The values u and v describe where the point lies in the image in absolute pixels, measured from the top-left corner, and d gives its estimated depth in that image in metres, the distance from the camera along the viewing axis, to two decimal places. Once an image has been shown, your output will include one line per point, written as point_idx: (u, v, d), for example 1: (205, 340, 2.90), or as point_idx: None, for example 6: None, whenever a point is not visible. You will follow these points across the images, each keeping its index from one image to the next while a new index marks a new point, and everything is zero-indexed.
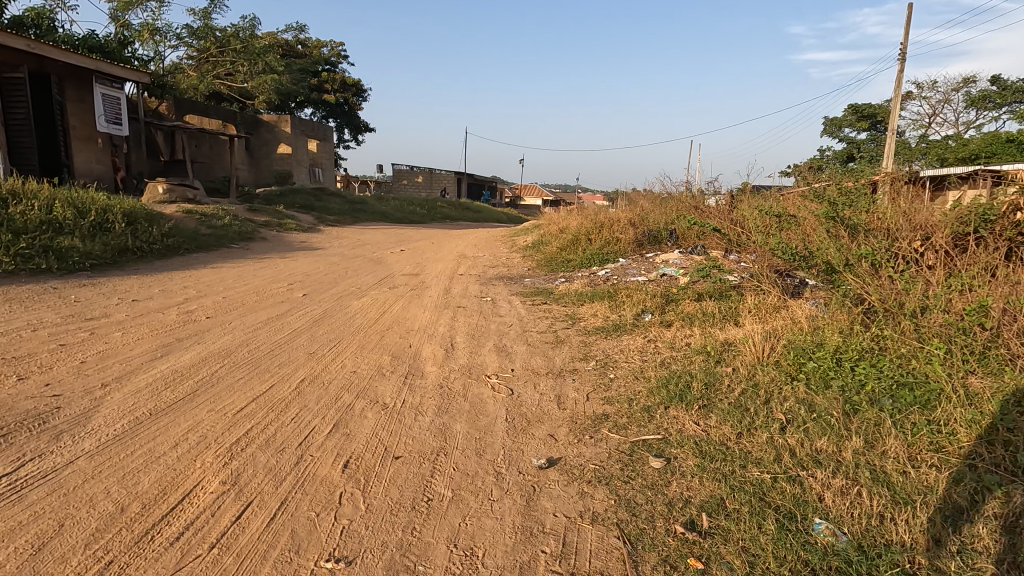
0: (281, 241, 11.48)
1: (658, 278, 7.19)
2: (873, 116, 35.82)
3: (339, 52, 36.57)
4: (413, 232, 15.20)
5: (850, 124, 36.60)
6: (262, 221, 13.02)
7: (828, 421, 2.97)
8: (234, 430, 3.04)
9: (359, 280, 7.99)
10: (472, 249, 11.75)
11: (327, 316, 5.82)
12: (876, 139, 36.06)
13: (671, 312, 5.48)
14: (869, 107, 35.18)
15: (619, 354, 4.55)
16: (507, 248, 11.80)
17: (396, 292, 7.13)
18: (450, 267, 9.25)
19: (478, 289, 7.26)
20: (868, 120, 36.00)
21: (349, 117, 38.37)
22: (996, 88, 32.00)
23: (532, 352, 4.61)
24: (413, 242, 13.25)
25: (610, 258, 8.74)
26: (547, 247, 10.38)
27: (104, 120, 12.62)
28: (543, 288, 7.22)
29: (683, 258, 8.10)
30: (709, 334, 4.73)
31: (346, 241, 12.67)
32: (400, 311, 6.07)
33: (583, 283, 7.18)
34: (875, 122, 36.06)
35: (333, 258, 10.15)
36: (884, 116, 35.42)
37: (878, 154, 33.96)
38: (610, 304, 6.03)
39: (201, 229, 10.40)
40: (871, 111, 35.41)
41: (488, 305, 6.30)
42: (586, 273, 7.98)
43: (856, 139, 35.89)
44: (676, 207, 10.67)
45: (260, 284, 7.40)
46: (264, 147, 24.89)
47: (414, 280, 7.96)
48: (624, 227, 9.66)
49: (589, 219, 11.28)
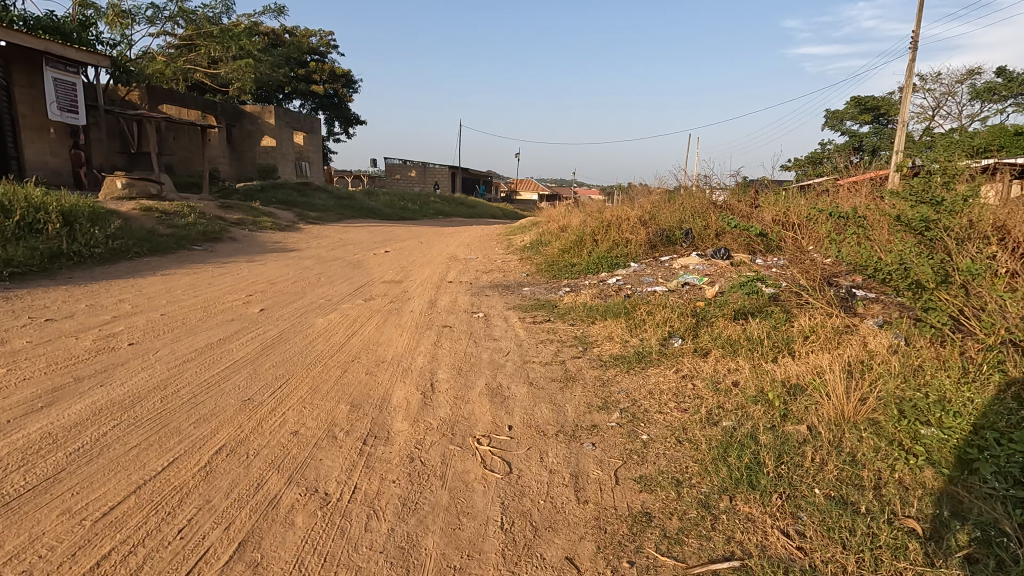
0: (251, 242, 10.36)
1: (679, 289, 6.13)
2: (877, 108, 34.75)
3: (327, 42, 35.20)
4: (401, 231, 14.08)
5: (851, 117, 35.59)
6: (234, 219, 11.89)
7: (998, 543, 1.93)
8: (81, 559, 1.97)
9: (331, 290, 6.90)
10: (463, 250, 10.66)
11: (281, 340, 4.75)
12: (879, 132, 35.05)
13: (706, 336, 4.43)
14: (873, 99, 34.07)
15: (649, 400, 3.49)
16: (502, 249, 10.70)
17: (372, 305, 6.07)
18: (438, 272, 8.17)
19: (468, 302, 6.19)
20: (870, 113, 34.99)
21: (338, 109, 37.04)
22: (1002, 80, 31.01)
23: (535, 396, 3.56)
24: (399, 242, 12.13)
25: (619, 262, 7.68)
26: (547, 249, 9.30)
27: (57, 107, 11.43)
28: (545, 300, 6.17)
29: (705, 263, 7.04)
30: (762, 372, 3.68)
31: (325, 241, 11.54)
32: (372, 332, 5.01)
33: (591, 295, 6.12)
34: (878, 115, 34.99)
35: (307, 261, 9.05)
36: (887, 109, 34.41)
37: (883, 147, 32.93)
38: (628, 324, 4.97)
39: (160, 229, 9.29)
40: (874, 104, 34.39)
41: (479, 325, 5.23)
42: (593, 280, 6.91)
43: (860, 133, 34.83)
44: (689, 204, 9.60)
45: (214, 296, 6.33)
46: (247, 140, 23.77)
47: (396, 290, 6.90)
48: (633, 226, 8.59)
49: (592, 218, 10.19)
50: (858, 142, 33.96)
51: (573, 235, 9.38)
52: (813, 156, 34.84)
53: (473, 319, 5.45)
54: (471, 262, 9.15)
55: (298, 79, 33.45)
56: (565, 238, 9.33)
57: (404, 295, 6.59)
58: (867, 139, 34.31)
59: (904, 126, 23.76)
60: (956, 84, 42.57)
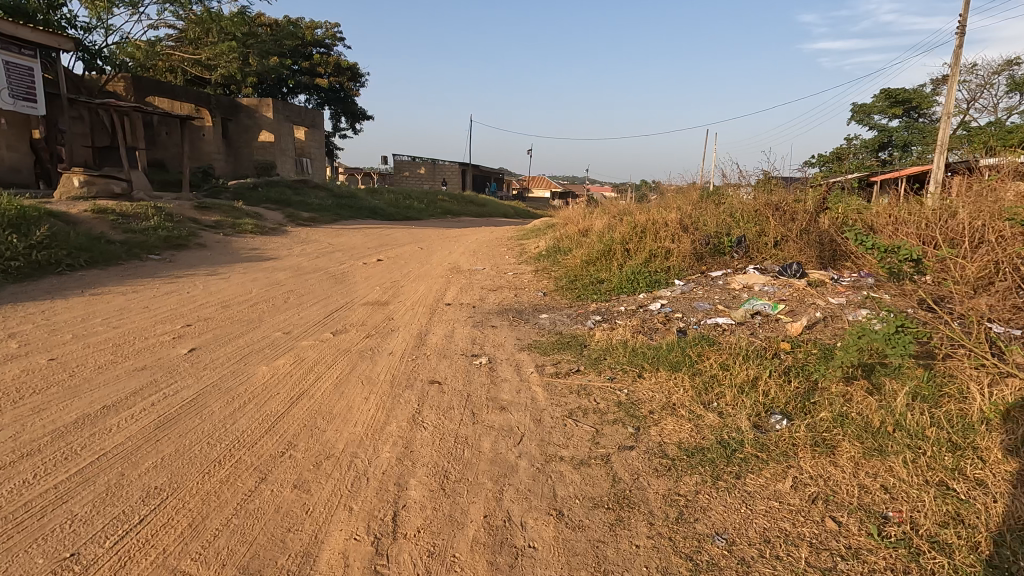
0: (223, 248, 8.97)
1: (750, 322, 4.59)
2: (909, 101, 32.56)
3: (333, 34, 33.88)
4: (401, 234, 12.59)
5: (881, 110, 33.46)
6: (210, 222, 10.52)
7: None
8: None
9: (296, 316, 5.45)
10: (469, 259, 9.16)
11: (193, 408, 3.29)
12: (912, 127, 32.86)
13: (826, 414, 2.89)
14: (905, 91, 31.90)
15: (773, 567, 1.98)
16: (514, 258, 9.19)
17: (342, 341, 4.62)
18: (435, 289, 6.68)
19: (468, 337, 4.70)
20: (900, 106, 32.75)
21: (344, 103, 35.70)
22: None
23: (570, 551, 2.06)
24: (396, 247, 10.66)
25: (660, 279, 6.15)
26: (566, 259, 7.78)
27: (10, 95, 10.11)
28: (571, 336, 4.66)
29: (774, 283, 5.48)
30: (962, 509, 2.15)
31: (312, 247, 10.11)
32: (329, 391, 3.53)
33: (631, 330, 4.60)
34: (909, 108, 32.75)
35: (281, 273, 7.62)
36: (920, 102, 32.26)
37: (917, 142, 30.78)
38: (695, 385, 3.45)
39: (111, 235, 7.94)
40: (906, 96, 32.28)
41: (480, 379, 3.72)
42: (631, 306, 5.39)
43: (890, 127, 32.71)
44: (737, 206, 8.01)
45: (140, 326, 4.92)
46: (245, 135, 22.44)
47: (380, 317, 5.44)
48: (674, 234, 7.03)
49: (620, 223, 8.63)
50: (890, 136, 31.83)
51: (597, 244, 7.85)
52: (840, 152, 32.80)
53: (472, 367, 3.95)
54: (477, 274, 7.67)
55: (302, 72, 32.12)
56: (587, 247, 7.80)
57: (387, 325, 5.13)
58: (898, 133, 32.18)
59: (947, 119, 21.78)
60: (991, 76, 40.12)
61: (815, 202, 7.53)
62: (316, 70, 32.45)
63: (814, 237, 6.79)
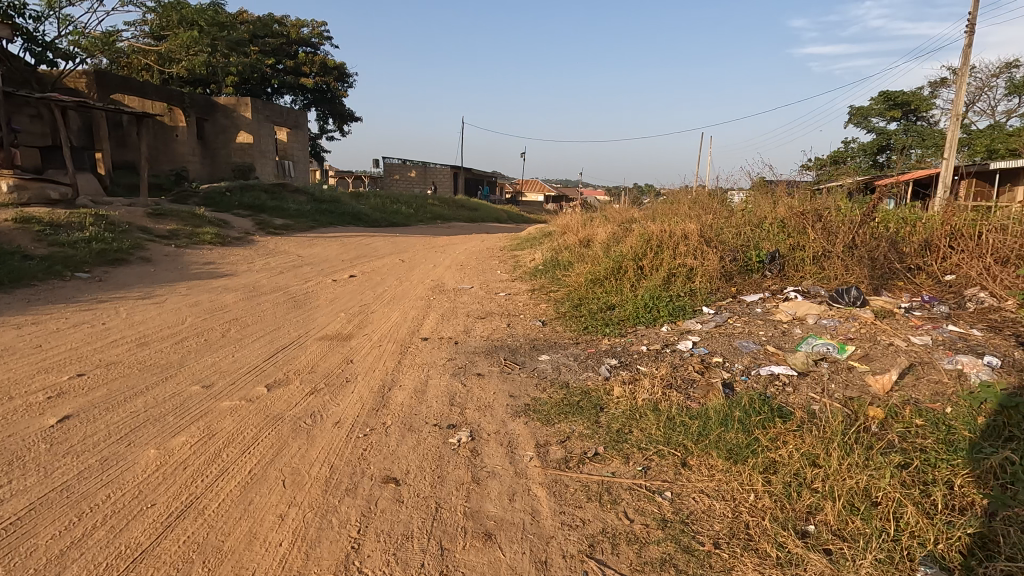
0: (171, 263, 7.79)
1: (818, 377, 3.48)
2: (908, 103, 31.74)
3: (320, 32, 32.68)
4: (382, 244, 11.42)
5: (879, 114, 32.57)
6: (163, 231, 9.33)
7: None
8: None
9: (231, 358, 4.29)
10: (456, 274, 8.02)
11: (8, 542, 2.11)
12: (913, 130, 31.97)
13: (1012, 565, 1.79)
14: (904, 94, 31.01)
15: None
16: (507, 274, 8.07)
17: (277, 401, 3.47)
18: (412, 317, 5.54)
19: (445, 394, 3.56)
20: (899, 109, 31.85)
21: (331, 104, 34.48)
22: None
23: None
24: (375, 259, 9.50)
25: (684, 305, 5.04)
26: (568, 277, 6.68)
27: None
28: (581, 392, 3.53)
29: (832, 313, 4.38)
30: None
31: (278, 260, 8.95)
32: (232, 500, 2.38)
33: (662, 386, 3.48)
34: (908, 111, 31.95)
35: (232, 295, 6.46)
36: (919, 106, 31.38)
37: (919, 146, 29.89)
38: (777, 492, 2.34)
39: (32, 250, 6.76)
40: (905, 99, 31.38)
41: (457, 475, 2.59)
42: (654, 345, 4.27)
43: (888, 130, 31.87)
44: (764, 214, 6.92)
45: (14, 377, 3.74)
46: (222, 135, 21.23)
47: (335, 359, 4.29)
48: (697, 249, 5.93)
49: (630, 234, 7.51)
50: (890, 139, 31.01)
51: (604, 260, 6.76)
52: (838, 156, 31.89)
53: (447, 451, 2.81)
54: (463, 295, 6.54)
55: (286, 71, 30.87)
56: (592, 263, 6.70)
57: (343, 372, 3.98)
58: (897, 136, 31.39)
59: (956, 121, 20.89)
60: (990, 79, 39.40)
61: (858, 211, 6.43)
62: (301, 69, 31.21)
63: (862, 253, 5.71)
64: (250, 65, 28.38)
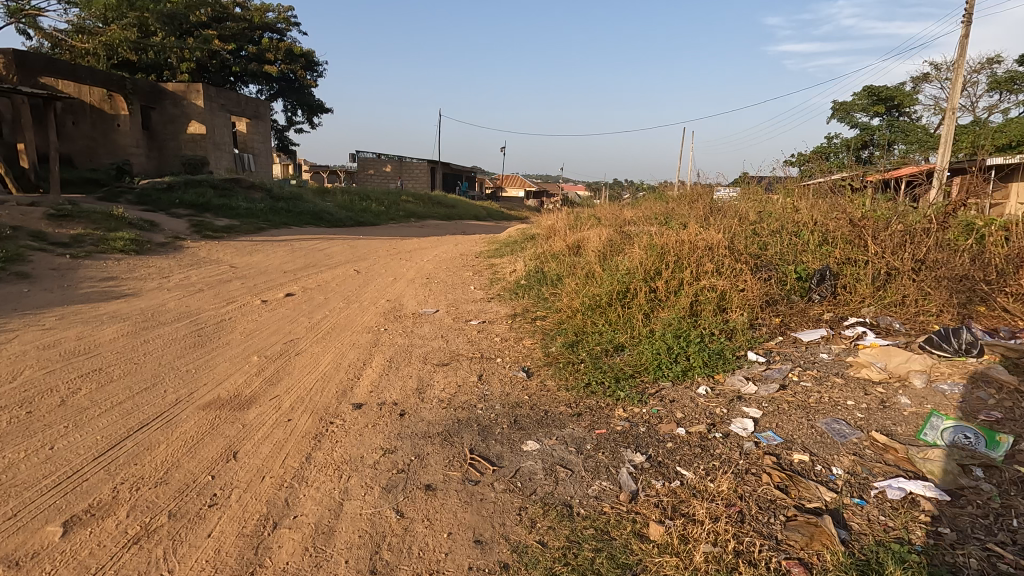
0: (55, 279, 6.17)
1: (985, 504, 2.11)
2: (891, 98, 30.91)
3: (285, 17, 30.66)
4: (338, 249, 9.83)
5: (863, 109, 31.79)
6: (64, 237, 7.68)
7: None
8: None
9: (45, 451, 2.76)
10: (419, 291, 6.55)
11: None
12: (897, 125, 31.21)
13: None
14: (888, 88, 30.19)
15: None
16: (481, 290, 6.60)
17: (61, 568, 1.96)
18: (351, 363, 4.06)
19: (367, 539, 2.10)
20: (884, 103, 31.06)
21: (299, 94, 32.53)
22: None
23: None
24: (324, 270, 7.94)
25: (722, 351, 3.66)
26: (558, 302, 5.24)
27: None
28: (597, 534, 2.10)
29: (948, 372, 3.02)
30: None
31: (205, 272, 7.36)
32: None
33: (733, 524, 2.07)
34: (891, 106, 31.14)
35: (118, 326, 4.91)
36: (903, 100, 30.61)
37: (904, 141, 29.10)
38: None
39: None
40: (889, 94, 30.58)
41: None
42: (697, 425, 2.86)
43: (872, 125, 31.11)
44: (800, 218, 5.54)
45: None
46: (171, 125, 19.33)
47: (210, 451, 2.79)
48: (727, 268, 4.55)
49: (634, 245, 6.09)
50: (874, 135, 30.18)
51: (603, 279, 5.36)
52: (823, 151, 31.05)
53: None
54: (423, 325, 5.06)
55: (249, 58, 28.76)
56: (589, 282, 5.29)
57: (211, 485, 2.49)
58: (880, 132, 30.62)
59: (950, 115, 19.91)
60: (971, 74, 38.93)
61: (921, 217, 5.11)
62: (264, 56, 29.13)
63: (942, 271, 4.38)
64: (208, 51, 26.32)
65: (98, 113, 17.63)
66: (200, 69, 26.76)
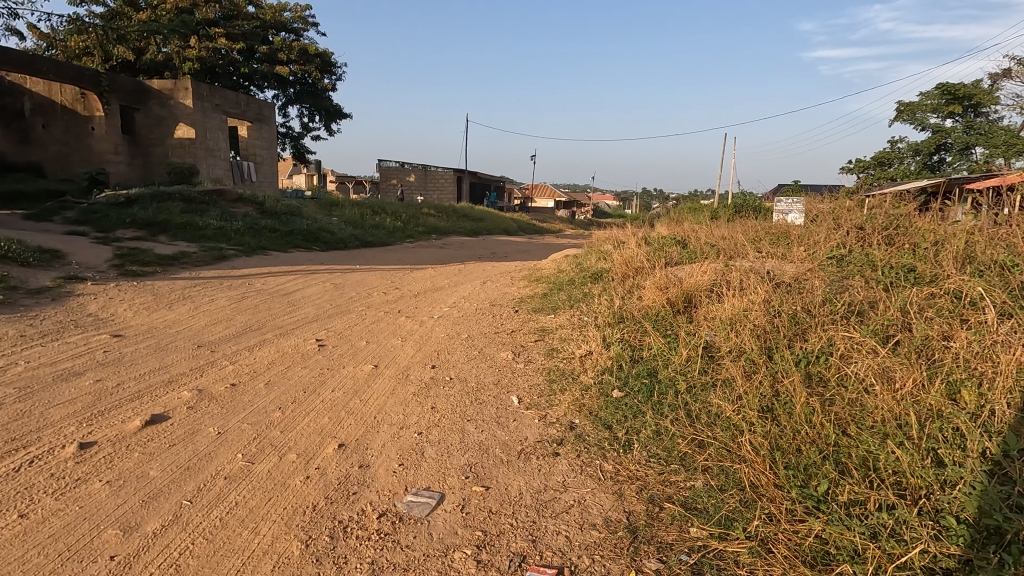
0: None
1: None
2: (969, 97, 25.34)
3: (301, 15, 28.13)
4: (315, 294, 6.71)
5: (930, 109, 26.60)
6: None
7: None
8: None
9: None
10: (414, 412, 3.31)
11: None
12: (968, 127, 24.71)
13: None
14: (962, 85, 24.66)
15: None
16: (534, 410, 3.33)
17: None
18: None
19: None
20: (958, 102, 25.53)
21: (316, 98, 29.97)
22: None
23: None
24: (270, 342, 4.81)
25: None
26: (773, 536, 1.97)
27: None
28: None
29: None
30: None
31: (58, 348, 4.32)
32: None
33: None
34: (967, 106, 25.69)
35: None
36: (982, 97, 25.04)
37: (983, 144, 23.39)
38: None
39: None
40: (966, 92, 25.13)
41: None
42: None
43: (940, 128, 25.13)
44: None
45: None
46: (157, 128, 16.80)
47: None
48: None
49: (881, 352, 2.76)
50: (947, 137, 24.64)
51: (887, 469, 2.06)
52: (885, 157, 26.40)
53: None
54: None
55: (261, 59, 26.17)
56: (857, 485, 1.99)
57: None
58: (955, 134, 24.61)
59: None
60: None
61: None
62: (276, 56, 26.23)
63: None
64: (213, 49, 23.93)
65: (69, 113, 15.18)
66: (204, 70, 24.33)
